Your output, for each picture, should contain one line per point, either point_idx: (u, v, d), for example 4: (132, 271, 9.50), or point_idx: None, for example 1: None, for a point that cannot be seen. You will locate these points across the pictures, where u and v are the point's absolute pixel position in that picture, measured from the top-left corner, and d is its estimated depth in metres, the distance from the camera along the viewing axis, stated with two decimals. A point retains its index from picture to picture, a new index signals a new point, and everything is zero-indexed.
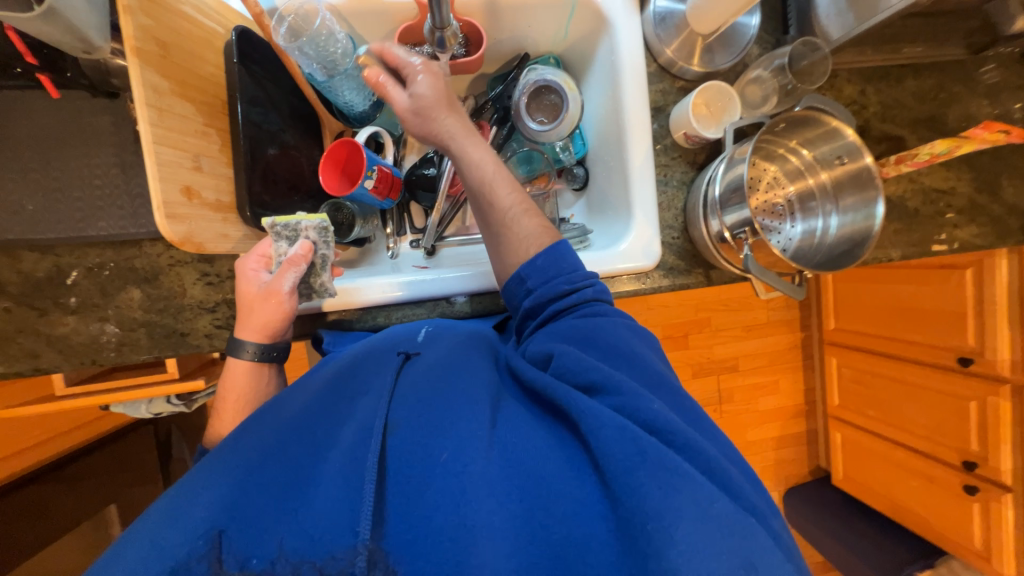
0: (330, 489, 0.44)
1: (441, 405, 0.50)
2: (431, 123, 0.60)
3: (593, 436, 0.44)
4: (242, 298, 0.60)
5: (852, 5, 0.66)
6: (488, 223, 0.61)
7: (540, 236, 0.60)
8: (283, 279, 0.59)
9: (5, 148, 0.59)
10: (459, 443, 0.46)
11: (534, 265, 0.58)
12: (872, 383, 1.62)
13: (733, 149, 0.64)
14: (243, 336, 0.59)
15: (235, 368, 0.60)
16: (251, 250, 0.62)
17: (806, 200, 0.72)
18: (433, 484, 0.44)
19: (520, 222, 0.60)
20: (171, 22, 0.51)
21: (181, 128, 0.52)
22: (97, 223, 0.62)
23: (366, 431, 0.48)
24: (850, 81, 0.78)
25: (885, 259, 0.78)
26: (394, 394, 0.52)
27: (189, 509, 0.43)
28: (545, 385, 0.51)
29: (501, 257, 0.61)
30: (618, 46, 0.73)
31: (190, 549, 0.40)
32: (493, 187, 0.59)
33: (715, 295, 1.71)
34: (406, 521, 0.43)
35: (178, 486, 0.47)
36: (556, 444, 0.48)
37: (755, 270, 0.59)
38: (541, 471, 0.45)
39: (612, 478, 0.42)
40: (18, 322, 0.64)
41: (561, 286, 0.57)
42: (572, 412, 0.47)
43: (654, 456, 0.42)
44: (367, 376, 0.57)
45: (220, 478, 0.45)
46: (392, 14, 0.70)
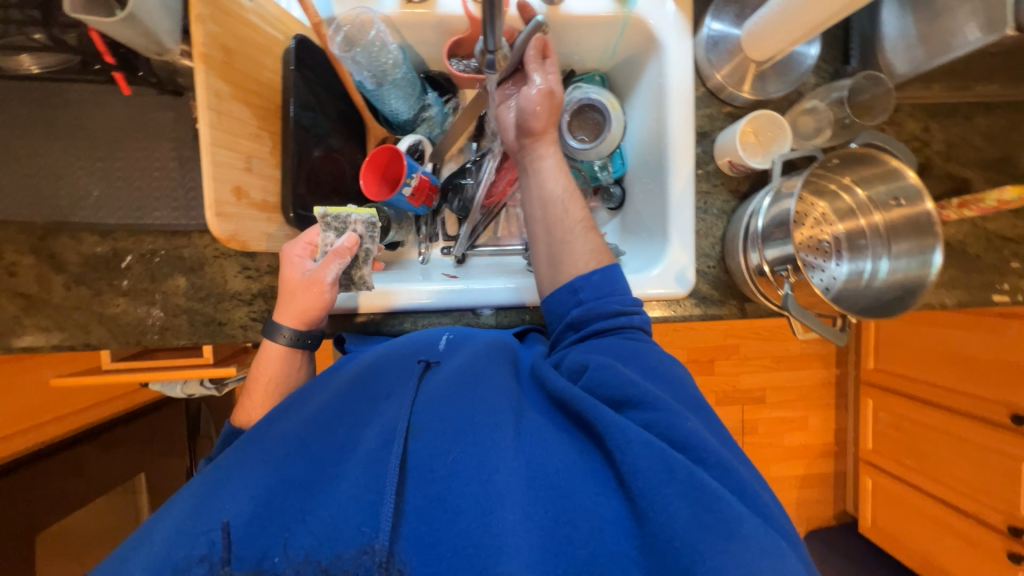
0: (349, 489, 0.45)
1: (465, 413, 0.51)
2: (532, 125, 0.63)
3: (622, 452, 0.45)
4: (285, 282, 0.61)
5: (922, 40, 0.62)
6: (549, 232, 0.62)
7: (598, 253, 0.61)
8: (327, 269, 0.60)
9: (79, 138, 0.63)
10: (486, 449, 0.47)
11: (590, 280, 0.59)
12: (911, 431, 1.52)
13: (781, 182, 0.62)
14: (280, 320, 0.61)
15: (270, 352, 0.62)
16: (299, 236, 0.63)
17: (856, 238, 0.68)
18: (460, 485, 0.45)
19: (578, 238, 0.62)
20: (237, 31, 0.54)
21: (237, 130, 0.55)
22: (153, 213, 0.65)
23: (388, 437, 0.49)
24: (913, 115, 0.74)
25: (939, 305, 0.74)
26: (416, 399, 0.53)
27: (216, 503, 0.46)
28: (570, 395, 0.51)
29: (554, 269, 0.62)
30: (667, 67, 0.72)
31: (206, 542, 0.43)
32: (565, 199, 0.63)
33: (747, 322, 1.65)
34: (428, 526, 0.43)
35: (204, 478, 0.50)
36: (579, 456, 0.48)
37: (794, 309, 0.57)
38: (566, 483, 0.45)
39: (639, 495, 0.43)
40: (75, 299, 0.68)
41: (614, 305, 0.58)
42: (601, 426, 0.48)
43: (675, 475, 0.43)
44: (387, 378, 0.58)
45: (245, 472, 0.48)
46: (443, 27, 0.71)
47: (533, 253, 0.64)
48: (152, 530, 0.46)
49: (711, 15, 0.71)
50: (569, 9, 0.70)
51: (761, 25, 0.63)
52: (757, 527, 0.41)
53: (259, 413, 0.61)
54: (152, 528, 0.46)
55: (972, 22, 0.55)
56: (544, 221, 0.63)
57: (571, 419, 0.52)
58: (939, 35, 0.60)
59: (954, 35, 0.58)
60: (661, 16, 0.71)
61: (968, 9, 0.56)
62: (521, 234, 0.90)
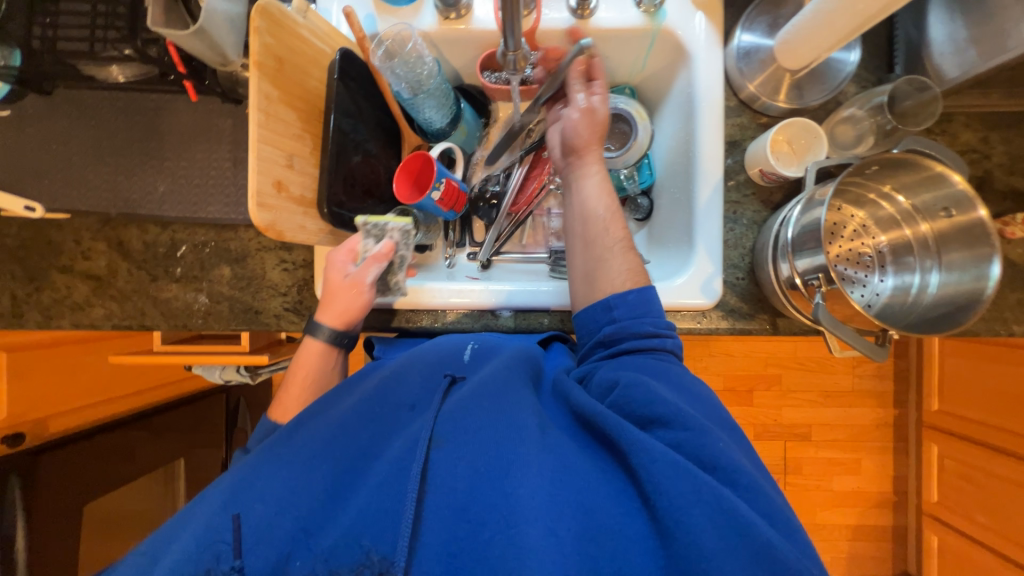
0: (369, 496, 0.46)
1: (487, 427, 0.49)
2: (579, 136, 0.66)
3: (647, 471, 0.43)
4: (330, 285, 0.66)
5: (973, 42, 0.59)
6: (587, 247, 0.63)
7: (636, 273, 0.61)
8: (367, 271, 0.65)
9: (153, 140, 0.72)
10: (506, 465, 0.46)
11: (626, 299, 0.58)
12: (984, 483, 1.35)
13: (813, 189, 0.59)
14: (323, 319, 0.65)
15: (309, 345, 0.65)
16: (341, 244, 0.68)
17: (901, 253, 0.65)
18: (480, 497, 0.44)
19: (617, 256, 0.61)
20: (290, 42, 0.60)
21: (283, 130, 0.60)
22: (208, 207, 0.72)
23: (412, 444, 0.48)
24: (968, 127, 0.69)
25: (1003, 332, 0.67)
26: (441, 410, 0.51)
27: (240, 501, 0.46)
28: (595, 412, 0.49)
29: (589, 285, 0.62)
30: (696, 79, 0.72)
31: (223, 537, 0.44)
32: (606, 216, 0.63)
33: (790, 350, 1.55)
34: (450, 534, 0.43)
35: (230, 475, 0.50)
36: (601, 475, 0.46)
37: (827, 321, 0.53)
38: (590, 501, 0.44)
39: (665, 513, 0.41)
40: (135, 283, 0.75)
41: (647, 326, 0.57)
42: (621, 444, 0.46)
43: (703, 492, 0.41)
44: (413, 390, 0.56)
45: (267, 471, 0.48)
46: (477, 42, 0.76)
47: (571, 265, 0.65)
48: (183, 524, 0.47)
49: (743, 25, 0.71)
50: (599, 23, 0.72)
51: (795, 32, 0.62)
52: (786, 551, 0.39)
53: (297, 405, 0.63)
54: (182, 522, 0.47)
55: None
56: (584, 236, 0.63)
57: (594, 436, 0.50)
58: (991, 36, 0.57)
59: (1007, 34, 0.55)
60: (691, 28, 0.71)
61: None
62: (546, 242, 0.91)
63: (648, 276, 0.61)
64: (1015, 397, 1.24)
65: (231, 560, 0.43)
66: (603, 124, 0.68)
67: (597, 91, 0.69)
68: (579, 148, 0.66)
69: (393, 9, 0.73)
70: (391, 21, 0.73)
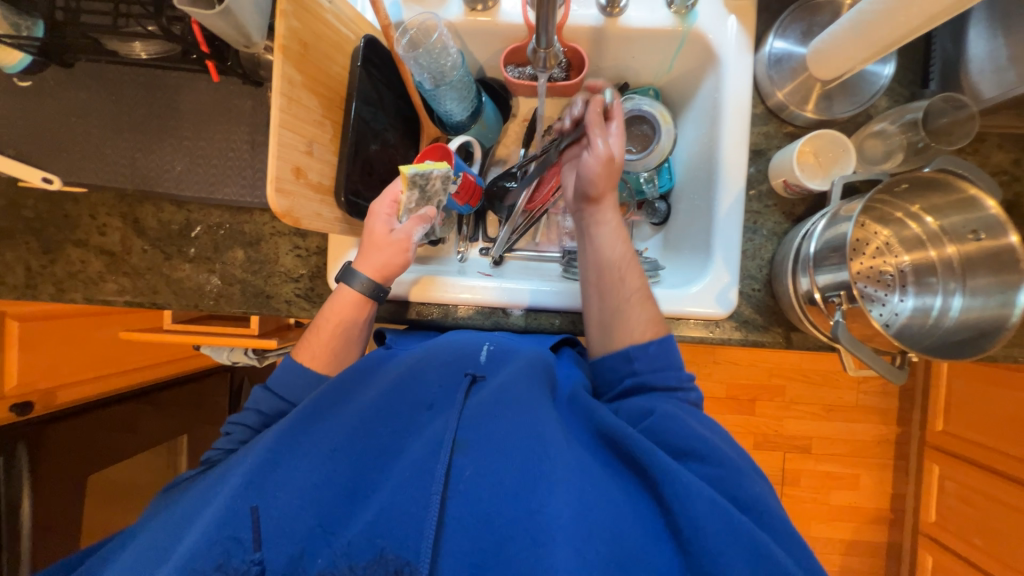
0: (394, 496, 0.48)
1: (517, 442, 0.50)
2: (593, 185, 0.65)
3: (681, 502, 0.46)
4: (372, 236, 0.64)
5: (1013, 63, 0.58)
6: (603, 297, 0.62)
7: (654, 323, 0.61)
8: (412, 232, 0.65)
9: (172, 119, 0.71)
10: (534, 481, 0.48)
11: (647, 351, 0.59)
12: (984, 507, 1.34)
13: (840, 205, 0.57)
14: (359, 268, 0.63)
15: (343, 294, 0.64)
16: (383, 195, 0.65)
17: (924, 274, 0.63)
18: (507, 510, 0.47)
19: (635, 307, 0.61)
20: (315, 27, 0.59)
21: (304, 116, 0.59)
22: (223, 189, 0.72)
23: (435, 445, 0.51)
24: (1000, 148, 0.67)
25: (1022, 360, 0.66)
26: (463, 412, 0.54)
27: (272, 490, 0.49)
28: (623, 434, 0.51)
29: (605, 335, 0.62)
30: (724, 85, 0.70)
31: (238, 530, 0.46)
32: (620, 265, 0.63)
33: (795, 362, 1.54)
34: (473, 544, 0.46)
35: (248, 454, 0.52)
36: (629, 500, 0.49)
37: (846, 340, 0.52)
38: (616, 525, 0.46)
39: (700, 551, 0.44)
40: (149, 261, 0.75)
41: (669, 379, 0.58)
42: (653, 472, 0.48)
43: (738, 533, 0.44)
44: (432, 387, 0.58)
45: (297, 460, 0.51)
46: (502, 35, 0.75)
47: (586, 311, 0.65)
48: (206, 502, 0.50)
49: (776, 31, 0.69)
50: (627, 22, 0.71)
51: (830, 42, 0.61)
52: None
53: (321, 348, 0.63)
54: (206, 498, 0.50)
55: None
56: (600, 284, 0.63)
57: (615, 457, 0.52)
58: None
59: None
60: (722, 32, 0.70)
61: None
62: (560, 241, 0.90)
63: (665, 325, 0.61)
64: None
65: (247, 553, 0.45)
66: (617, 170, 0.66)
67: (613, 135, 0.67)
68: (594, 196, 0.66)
69: None
70: (417, 10, 0.72)
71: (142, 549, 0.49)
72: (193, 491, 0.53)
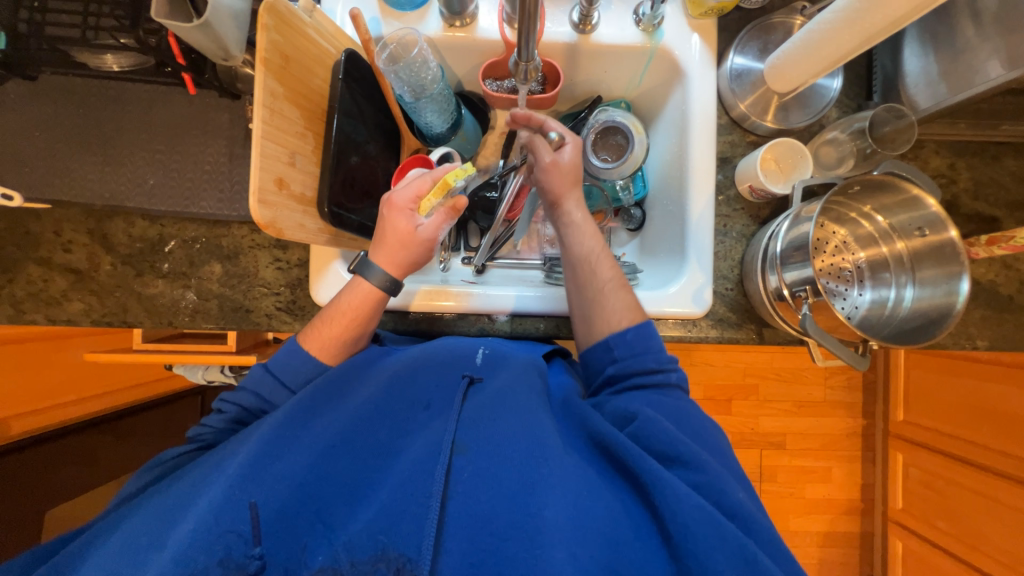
0: (393, 496, 0.48)
1: (517, 446, 0.51)
2: (554, 188, 0.69)
3: (671, 509, 0.46)
4: (395, 232, 0.62)
5: (944, 77, 0.64)
6: (581, 291, 0.65)
7: (633, 311, 0.62)
8: (438, 228, 0.64)
9: (145, 132, 0.70)
10: (531, 484, 0.48)
11: (625, 338, 0.60)
12: (945, 491, 1.42)
13: (801, 206, 0.61)
14: (378, 263, 0.63)
15: (360, 287, 0.63)
16: (408, 189, 0.63)
17: (878, 269, 0.69)
18: (506, 512, 0.47)
19: (611, 295, 0.63)
20: (296, 41, 0.60)
21: (286, 128, 0.59)
22: (199, 202, 0.70)
23: (435, 450, 0.51)
24: (937, 153, 0.74)
25: (968, 346, 0.72)
26: (461, 415, 0.55)
27: (269, 479, 0.48)
28: (615, 440, 0.51)
29: (588, 327, 0.64)
30: (690, 97, 0.75)
31: (239, 523, 0.45)
32: (592, 256, 0.66)
33: (766, 361, 1.60)
34: (471, 545, 0.45)
35: (244, 446, 0.52)
36: (622, 506, 0.49)
37: (813, 331, 0.55)
38: (611, 531, 0.46)
39: (688, 555, 0.44)
40: (118, 278, 0.73)
41: (649, 364, 0.59)
42: (646, 479, 0.49)
43: (728, 539, 0.44)
44: (429, 388, 0.59)
45: (298, 456, 0.51)
46: (480, 50, 0.78)
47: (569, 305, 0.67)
48: (200, 492, 0.48)
49: (736, 48, 0.74)
50: (599, 38, 0.74)
51: (785, 57, 0.66)
52: None
53: (333, 338, 0.62)
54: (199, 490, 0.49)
55: (995, 59, 0.58)
56: (575, 280, 0.65)
57: (611, 464, 0.53)
58: (960, 71, 0.62)
59: (975, 71, 0.60)
60: (686, 48, 0.74)
61: (991, 47, 0.59)
62: (540, 248, 0.93)
63: (645, 312, 0.63)
64: (976, 409, 1.32)
65: (247, 547, 0.45)
66: (574, 169, 0.69)
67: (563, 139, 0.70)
68: (555, 198, 0.69)
69: (397, 14, 0.74)
70: (396, 25, 0.74)
71: (128, 539, 0.46)
72: (184, 480, 0.51)
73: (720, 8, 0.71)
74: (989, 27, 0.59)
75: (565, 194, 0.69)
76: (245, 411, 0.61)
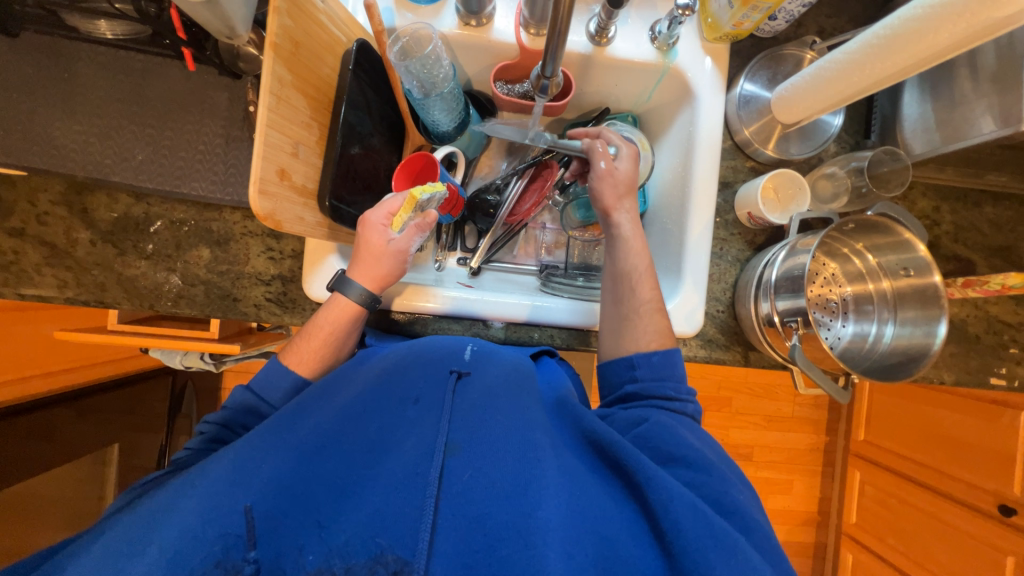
0: (387, 495, 0.47)
1: (509, 445, 0.51)
2: (607, 197, 0.69)
3: (666, 508, 0.45)
4: (368, 246, 0.62)
5: (939, 125, 0.67)
6: (616, 304, 0.66)
7: (662, 336, 0.63)
8: (410, 240, 0.64)
9: (136, 104, 0.66)
10: (526, 484, 0.48)
11: (650, 359, 0.61)
12: (896, 509, 1.50)
13: (798, 238, 0.64)
14: (355, 278, 0.63)
15: (339, 302, 0.63)
16: (382, 205, 0.64)
17: (862, 302, 0.72)
18: (500, 513, 0.46)
19: (644, 318, 0.64)
20: (308, 27, 0.57)
21: (291, 117, 0.57)
22: (190, 183, 0.67)
23: (427, 450, 0.50)
24: (924, 196, 0.77)
25: (937, 381, 0.75)
26: (452, 411, 0.54)
27: (255, 477, 0.47)
28: (609, 439, 0.52)
29: (615, 341, 0.65)
30: (697, 118, 0.76)
31: (228, 526, 0.44)
32: (640, 273, 0.66)
33: (741, 376, 1.65)
34: (466, 545, 0.44)
35: (229, 452, 0.50)
36: (615, 504, 0.49)
37: (801, 361, 0.57)
38: (606, 530, 0.46)
39: (682, 554, 0.43)
40: (98, 256, 0.69)
41: (667, 389, 0.59)
42: (639, 477, 0.48)
43: (721, 538, 0.43)
44: (417, 383, 0.58)
45: (286, 454, 0.50)
46: (493, 52, 0.77)
47: (601, 319, 0.68)
48: (183, 497, 0.46)
49: (746, 75, 0.76)
50: (613, 52, 0.74)
51: (794, 89, 0.67)
52: None
53: (314, 353, 0.63)
54: (180, 496, 0.47)
55: (989, 116, 0.61)
56: (615, 293, 0.66)
57: (604, 464, 0.53)
58: (956, 123, 0.65)
59: (969, 124, 0.63)
60: (698, 70, 0.75)
61: (986, 103, 0.61)
62: (536, 255, 0.93)
63: (674, 338, 0.64)
64: (932, 434, 1.39)
65: (243, 551, 0.43)
66: (630, 180, 0.70)
67: (623, 151, 0.71)
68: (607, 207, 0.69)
69: (412, 6, 0.72)
70: (410, 17, 0.72)
71: (105, 551, 0.43)
72: (165, 489, 0.49)
73: (735, 35, 0.72)
74: (985, 83, 0.61)
75: (618, 202, 0.69)
76: (224, 428, 0.60)
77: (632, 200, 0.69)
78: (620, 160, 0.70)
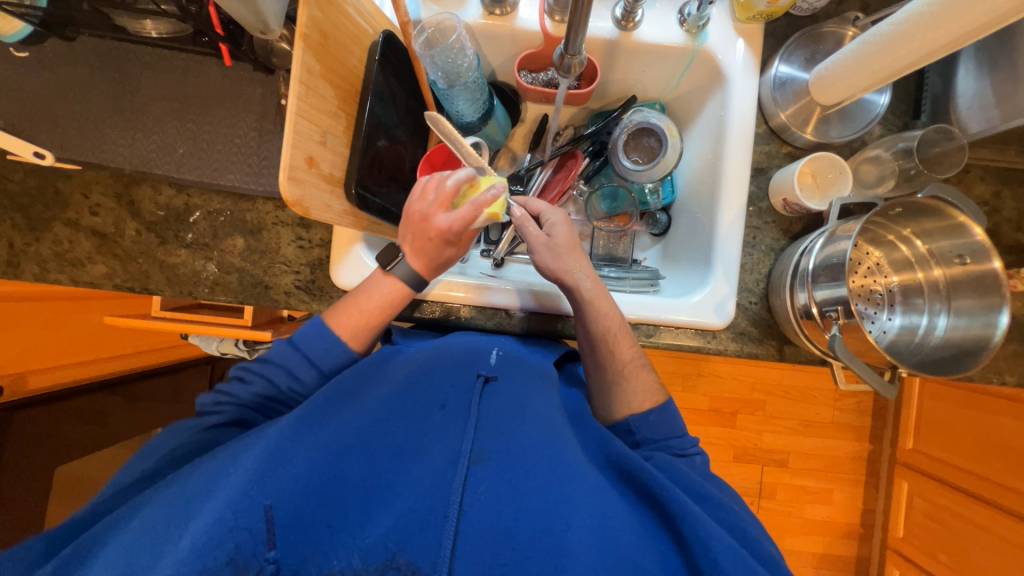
0: (411, 501, 0.47)
1: (539, 460, 0.50)
2: (557, 261, 0.67)
3: (704, 546, 0.45)
4: (430, 256, 0.62)
5: (999, 101, 0.62)
6: (601, 369, 0.65)
7: (653, 392, 0.63)
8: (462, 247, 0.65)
9: (177, 100, 0.69)
10: (557, 502, 0.47)
11: (647, 420, 0.61)
12: (949, 524, 1.40)
13: (837, 225, 0.60)
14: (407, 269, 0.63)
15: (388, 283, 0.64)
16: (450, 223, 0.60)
17: (910, 295, 0.67)
18: (525, 528, 0.46)
19: (633, 377, 0.64)
20: (336, 18, 0.59)
21: (320, 106, 0.59)
22: (226, 175, 0.70)
23: (452, 459, 0.50)
24: (982, 179, 0.71)
25: (996, 382, 0.69)
26: (479, 420, 0.54)
27: (285, 470, 0.48)
28: (641, 468, 0.52)
29: (607, 400, 0.65)
30: (729, 103, 0.73)
31: (251, 522, 0.44)
32: (612, 335, 0.64)
33: (776, 377, 1.58)
34: (493, 559, 0.44)
35: (263, 437, 0.51)
36: (647, 532, 0.49)
37: (842, 352, 0.54)
38: (636, 556, 0.45)
39: None
40: (142, 245, 0.73)
41: (672, 449, 0.60)
42: (673, 510, 0.49)
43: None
44: (443, 390, 0.58)
45: (316, 452, 0.50)
46: (518, 42, 0.77)
47: (590, 383, 0.68)
48: (218, 484, 0.47)
49: (782, 56, 0.72)
50: (640, 36, 0.73)
51: (833, 69, 0.63)
52: None
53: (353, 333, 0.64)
54: (222, 476, 0.48)
55: None
56: (593, 357, 0.65)
57: (630, 488, 0.54)
58: (1018, 98, 0.60)
59: None
60: (730, 52, 0.72)
61: None
62: None
63: (665, 391, 0.64)
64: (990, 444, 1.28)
65: (262, 551, 0.44)
66: (571, 237, 0.69)
67: (550, 216, 0.70)
68: (561, 271, 0.66)
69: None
70: (435, 10, 0.73)
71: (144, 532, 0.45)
72: (200, 470, 0.50)
73: (770, 13, 0.69)
74: None
75: (570, 266, 0.66)
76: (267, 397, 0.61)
77: (582, 255, 0.68)
78: (551, 222, 0.69)
